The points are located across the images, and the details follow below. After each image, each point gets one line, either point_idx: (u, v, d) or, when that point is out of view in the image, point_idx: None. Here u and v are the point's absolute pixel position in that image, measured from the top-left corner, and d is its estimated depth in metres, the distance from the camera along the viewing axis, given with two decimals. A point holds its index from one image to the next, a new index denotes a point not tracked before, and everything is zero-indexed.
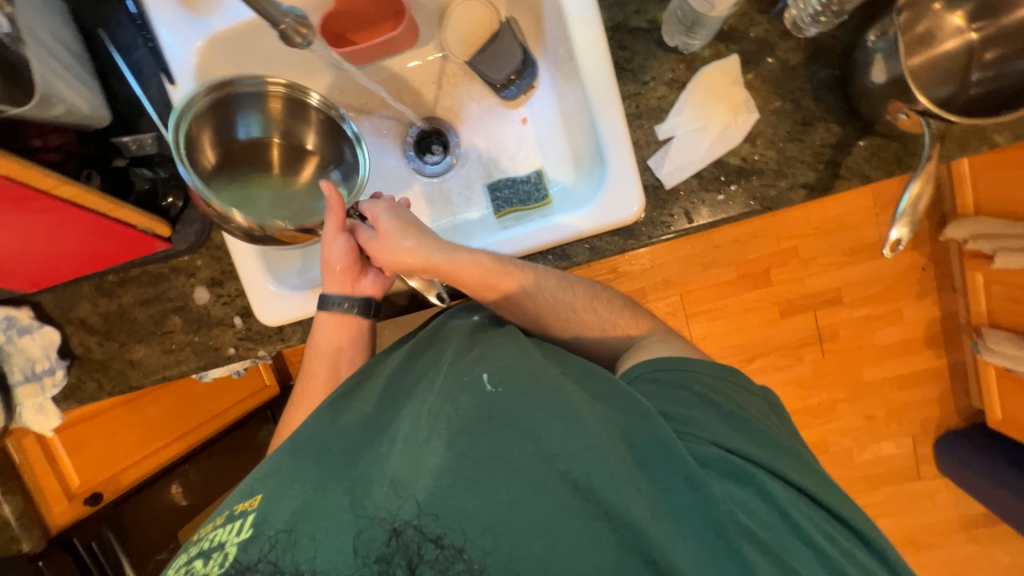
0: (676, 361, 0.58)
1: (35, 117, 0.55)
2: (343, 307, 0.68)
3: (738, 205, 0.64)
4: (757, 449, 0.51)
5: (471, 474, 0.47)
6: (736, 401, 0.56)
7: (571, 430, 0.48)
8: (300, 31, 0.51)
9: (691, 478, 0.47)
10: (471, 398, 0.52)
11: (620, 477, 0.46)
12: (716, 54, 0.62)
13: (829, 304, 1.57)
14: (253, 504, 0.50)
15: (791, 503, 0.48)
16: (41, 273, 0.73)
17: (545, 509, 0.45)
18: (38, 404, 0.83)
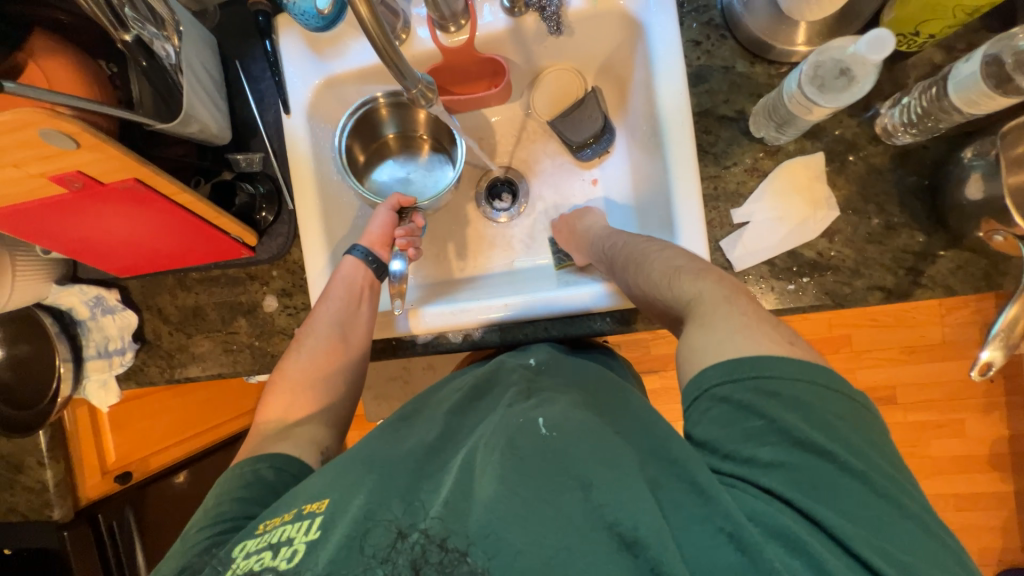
0: (759, 367, 0.49)
1: (175, 132, 0.63)
2: (363, 255, 0.75)
3: (809, 297, 0.63)
4: (830, 507, 0.43)
5: (519, 510, 0.46)
6: (827, 438, 0.46)
7: (609, 472, 0.47)
8: (427, 96, 0.57)
9: (734, 533, 0.43)
10: (520, 437, 0.51)
11: (657, 526, 0.43)
12: (801, 149, 0.63)
13: (881, 402, 1.47)
14: (320, 507, 0.51)
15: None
16: (138, 262, 0.80)
17: (575, 550, 0.44)
18: (103, 378, 0.87)
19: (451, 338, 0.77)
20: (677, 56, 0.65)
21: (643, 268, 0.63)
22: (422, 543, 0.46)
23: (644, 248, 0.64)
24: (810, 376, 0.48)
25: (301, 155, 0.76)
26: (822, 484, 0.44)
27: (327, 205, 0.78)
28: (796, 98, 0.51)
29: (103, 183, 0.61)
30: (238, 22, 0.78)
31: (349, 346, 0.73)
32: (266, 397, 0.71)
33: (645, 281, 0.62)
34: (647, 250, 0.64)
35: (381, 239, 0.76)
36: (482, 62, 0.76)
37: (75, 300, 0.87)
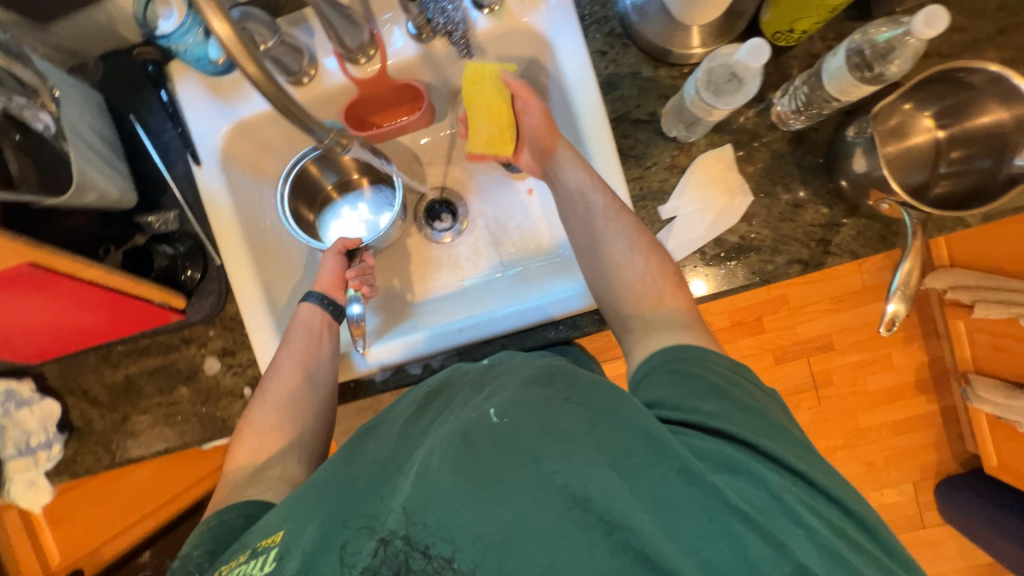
0: (686, 349, 0.55)
1: (70, 205, 0.58)
2: (320, 301, 0.73)
3: (739, 278, 0.67)
4: (757, 435, 0.47)
5: (476, 496, 0.43)
6: (739, 389, 0.52)
7: (563, 441, 0.45)
8: (340, 144, 0.55)
9: (685, 469, 0.43)
10: (472, 431, 0.46)
11: (614, 480, 0.42)
12: (711, 143, 0.68)
13: (821, 351, 1.61)
14: (275, 539, 0.49)
15: (793, 492, 0.43)
16: (50, 345, 0.72)
17: (543, 520, 0.41)
18: (30, 479, 0.79)
19: (410, 371, 0.76)
20: (587, 66, 0.67)
21: (598, 266, 0.65)
22: (402, 549, 0.42)
23: (607, 227, 0.64)
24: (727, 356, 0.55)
25: (221, 207, 0.72)
26: (745, 418, 0.48)
27: (258, 255, 0.75)
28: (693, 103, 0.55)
29: None
30: (126, 73, 0.72)
31: (316, 382, 0.69)
32: (235, 443, 0.67)
33: (605, 267, 0.64)
34: (605, 226, 0.64)
35: (334, 282, 0.75)
36: (399, 88, 0.74)
37: None
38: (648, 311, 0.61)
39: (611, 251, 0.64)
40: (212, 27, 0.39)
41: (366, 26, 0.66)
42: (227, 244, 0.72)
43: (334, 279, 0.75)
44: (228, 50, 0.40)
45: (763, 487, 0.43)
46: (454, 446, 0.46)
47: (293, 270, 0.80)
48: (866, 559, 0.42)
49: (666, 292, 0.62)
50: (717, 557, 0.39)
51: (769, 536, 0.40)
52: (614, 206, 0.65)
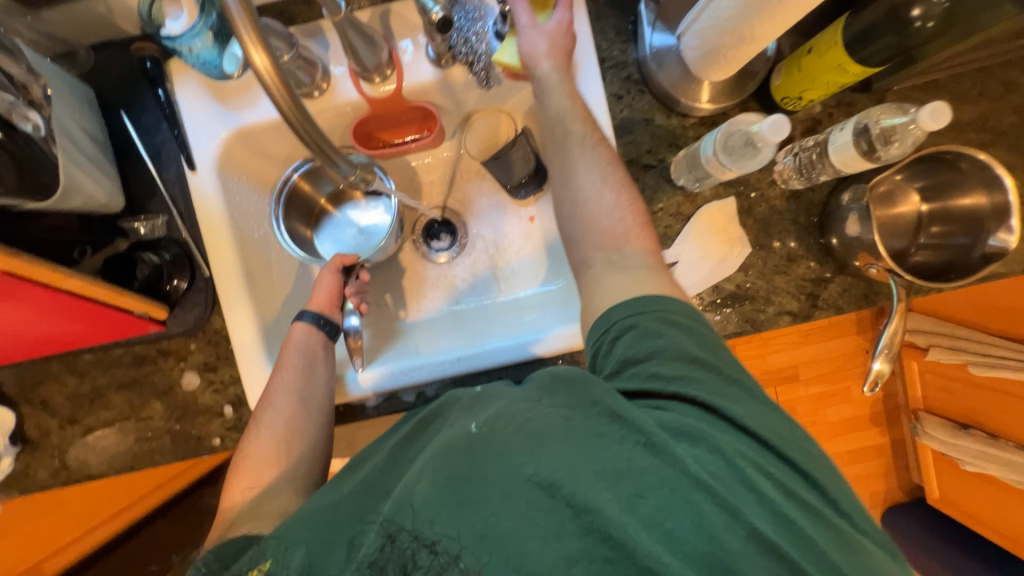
0: (653, 303, 0.53)
1: (53, 210, 0.54)
2: (315, 319, 0.70)
3: (733, 325, 0.71)
4: (717, 398, 0.49)
5: (453, 499, 0.45)
6: (702, 349, 0.52)
7: (535, 437, 0.47)
8: (366, 179, 0.54)
9: (649, 442, 0.45)
10: (451, 446, 0.48)
11: (577, 464, 0.44)
12: (716, 194, 0.70)
13: (788, 382, 1.69)
14: (263, 567, 0.49)
15: (749, 458, 0.46)
16: (10, 351, 0.67)
17: (516, 515, 0.43)
18: None
19: (403, 397, 0.74)
20: (604, 108, 0.68)
21: (569, 198, 0.62)
22: (410, 544, 0.45)
23: (582, 153, 0.62)
24: (691, 311, 0.54)
25: (214, 217, 0.68)
26: (708, 381, 0.49)
27: (251, 269, 0.72)
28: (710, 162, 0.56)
29: None
30: (120, 67, 0.68)
31: (312, 408, 0.67)
32: (230, 479, 0.63)
33: (572, 194, 0.62)
34: (580, 154, 0.62)
35: (329, 300, 0.72)
36: (412, 110, 0.73)
37: None
38: (612, 250, 0.59)
39: (583, 179, 0.61)
40: (251, 58, 0.38)
41: (384, 45, 0.65)
42: (219, 254, 0.68)
43: (328, 298, 0.72)
44: (264, 82, 0.38)
45: (721, 458, 0.45)
46: (438, 459, 0.48)
47: (284, 284, 0.77)
48: (808, 512, 0.46)
49: (632, 232, 0.60)
50: (677, 526, 0.42)
51: (725, 505, 0.43)
52: (592, 137, 0.63)
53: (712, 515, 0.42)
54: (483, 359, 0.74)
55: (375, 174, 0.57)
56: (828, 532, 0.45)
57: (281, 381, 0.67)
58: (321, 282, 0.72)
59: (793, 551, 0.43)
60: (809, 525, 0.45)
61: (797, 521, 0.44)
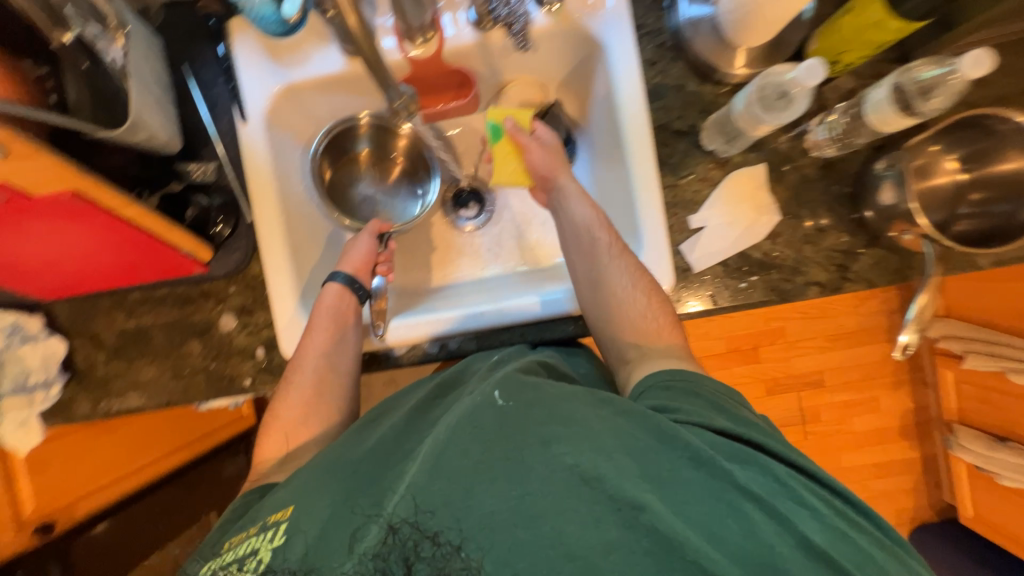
0: (675, 374, 0.61)
1: (121, 140, 0.59)
2: (347, 281, 0.74)
3: (758, 293, 0.70)
4: (755, 435, 0.53)
5: (487, 475, 0.46)
6: (733, 406, 0.57)
7: (575, 428, 0.48)
8: (410, 107, 0.70)
9: (694, 454, 0.47)
10: (479, 415, 0.50)
11: (626, 460, 0.46)
12: (746, 160, 0.71)
13: (812, 387, 1.64)
14: (285, 514, 0.52)
15: (792, 478, 0.48)
16: (67, 281, 0.72)
17: (552, 498, 0.44)
18: (23, 418, 0.77)
19: (426, 347, 0.76)
20: (636, 78, 0.70)
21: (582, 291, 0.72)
22: (410, 537, 0.44)
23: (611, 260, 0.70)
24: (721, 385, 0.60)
25: (260, 164, 0.73)
26: (742, 422, 0.54)
27: (291, 219, 0.75)
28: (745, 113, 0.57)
29: (34, 195, 0.54)
30: (186, 26, 0.73)
31: (340, 372, 0.72)
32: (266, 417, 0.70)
33: (604, 297, 0.70)
34: (608, 261, 0.70)
35: (363, 263, 0.75)
36: (450, 73, 0.76)
37: None
38: (641, 342, 0.68)
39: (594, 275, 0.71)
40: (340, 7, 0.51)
41: (430, 8, 0.68)
42: (262, 204, 0.72)
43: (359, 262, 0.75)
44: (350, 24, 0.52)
45: (767, 474, 0.48)
46: (463, 431, 0.49)
47: (317, 241, 0.80)
48: (858, 530, 0.47)
49: (650, 312, 0.68)
50: (725, 530, 0.44)
51: (776, 515, 0.45)
52: (618, 244, 0.71)
53: (761, 523, 0.44)
54: (496, 316, 0.74)
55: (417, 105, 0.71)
56: (881, 550, 0.47)
57: (310, 350, 0.70)
58: (358, 246, 0.76)
59: (849, 565, 0.43)
60: (865, 544, 0.46)
61: (841, 532, 0.46)
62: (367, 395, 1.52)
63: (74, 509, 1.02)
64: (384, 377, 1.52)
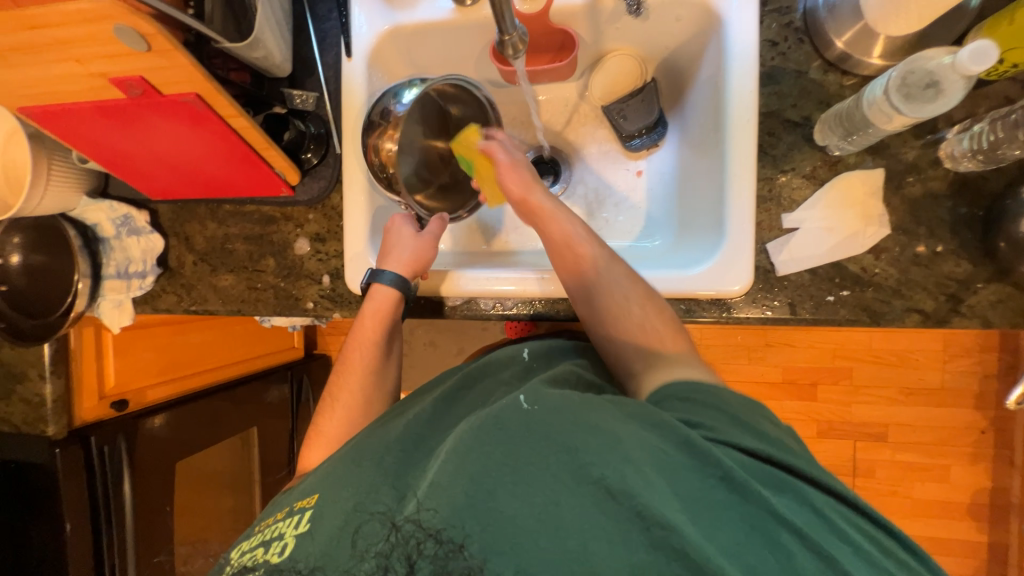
0: (707, 387, 0.53)
1: (240, 53, 0.63)
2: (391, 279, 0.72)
3: (847, 311, 0.64)
4: (791, 456, 0.47)
5: (505, 478, 0.42)
6: (767, 423, 0.50)
7: (600, 436, 0.44)
8: (517, 46, 0.58)
9: (726, 476, 0.42)
10: (505, 415, 0.46)
11: (654, 478, 0.41)
12: (861, 163, 0.64)
13: (872, 439, 1.49)
14: (310, 502, 0.53)
15: (831, 507, 0.44)
16: (171, 184, 0.78)
17: (577, 514, 0.40)
18: (118, 300, 0.86)
19: (480, 305, 0.76)
20: (753, 59, 0.65)
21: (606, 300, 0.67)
22: (412, 536, 0.42)
23: (599, 274, 0.66)
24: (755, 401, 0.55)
25: (356, 100, 0.75)
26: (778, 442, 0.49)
27: None
28: (879, 104, 0.55)
29: (162, 92, 0.60)
30: None
31: (383, 372, 0.76)
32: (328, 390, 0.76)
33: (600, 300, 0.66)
34: (596, 273, 0.66)
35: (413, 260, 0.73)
36: (552, 34, 0.75)
37: (101, 216, 0.85)
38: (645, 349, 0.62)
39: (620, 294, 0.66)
40: None
41: None
42: (351, 168, 0.76)
43: (410, 263, 0.73)
44: None
45: (799, 501, 0.43)
46: (485, 430, 0.45)
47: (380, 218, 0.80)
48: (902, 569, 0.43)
49: (662, 335, 0.62)
50: (762, 562, 0.39)
51: (819, 551, 0.40)
52: (605, 256, 0.67)
53: (802, 557, 0.39)
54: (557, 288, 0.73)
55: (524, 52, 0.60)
56: None
57: (359, 342, 0.75)
58: (422, 247, 0.74)
59: None
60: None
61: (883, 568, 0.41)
62: (408, 351, 1.57)
63: (145, 395, 1.14)
64: (426, 336, 1.56)
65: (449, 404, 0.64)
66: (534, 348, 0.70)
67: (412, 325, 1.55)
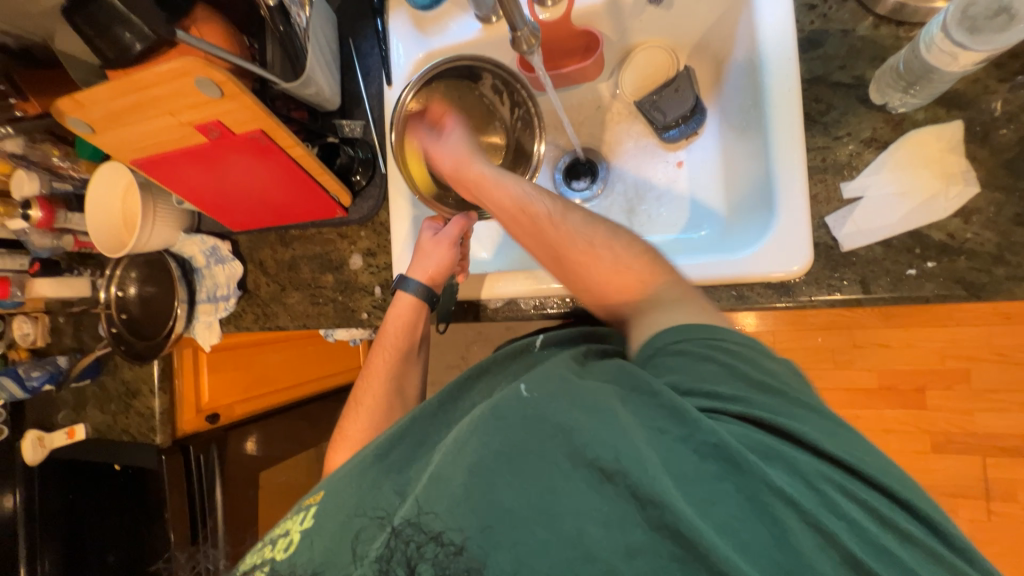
0: (697, 330, 0.51)
1: (295, 91, 0.71)
2: (416, 291, 0.76)
3: (935, 285, 0.56)
4: (782, 417, 0.43)
5: (504, 466, 0.43)
6: (762, 360, 0.48)
7: (595, 416, 0.44)
8: (529, 40, 0.61)
9: (720, 445, 0.41)
10: (503, 404, 0.47)
11: (646, 456, 0.41)
12: (933, 118, 0.58)
13: (1005, 454, 1.25)
14: (315, 499, 0.58)
15: (833, 478, 0.40)
16: (244, 218, 0.88)
17: (566, 494, 0.41)
18: (209, 321, 0.98)
19: (521, 305, 0.77)
20: (789, 26, 0.61)
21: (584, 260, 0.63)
22: (413, 539, 0.44)
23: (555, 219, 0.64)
24: (751, 340, 0.50)
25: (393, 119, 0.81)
26: (766, 402, 0.44)
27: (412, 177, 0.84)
28: (938, 45, 0.49)
29: (235, 132, 0.70)
30: (354, 5, 0.85)
31: (402, 375, 0.81)
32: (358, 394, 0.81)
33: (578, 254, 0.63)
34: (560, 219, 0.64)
35: (436, 271, 0.75)
36: (577, 36, 0.77)
37: (195, 249, 0.98)
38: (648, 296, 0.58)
39: (600, 256, 0.61)
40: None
41: None
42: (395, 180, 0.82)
43: (429, 272, 0.76)
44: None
45: (795, 471, 0.41)
46: (485, 420, 0.47)
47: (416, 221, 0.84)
48: (930, 558, 0.38)
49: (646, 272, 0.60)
50: (754, 539, 0.38)
51: (815, 525, 0.38)
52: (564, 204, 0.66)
53: (797, 532, 0.38)
54: None
55: (539, 48, 0.64)
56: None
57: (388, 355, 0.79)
58: (437, 254, 0.75)
59: None
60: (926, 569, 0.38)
61: (889, 547, 0.38)
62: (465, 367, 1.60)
63: (233, 409, 1.28)
64: (481, 352, 1.58)
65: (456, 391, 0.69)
66: (549, 335, 0.70)
67: (467, 341, 1.59)
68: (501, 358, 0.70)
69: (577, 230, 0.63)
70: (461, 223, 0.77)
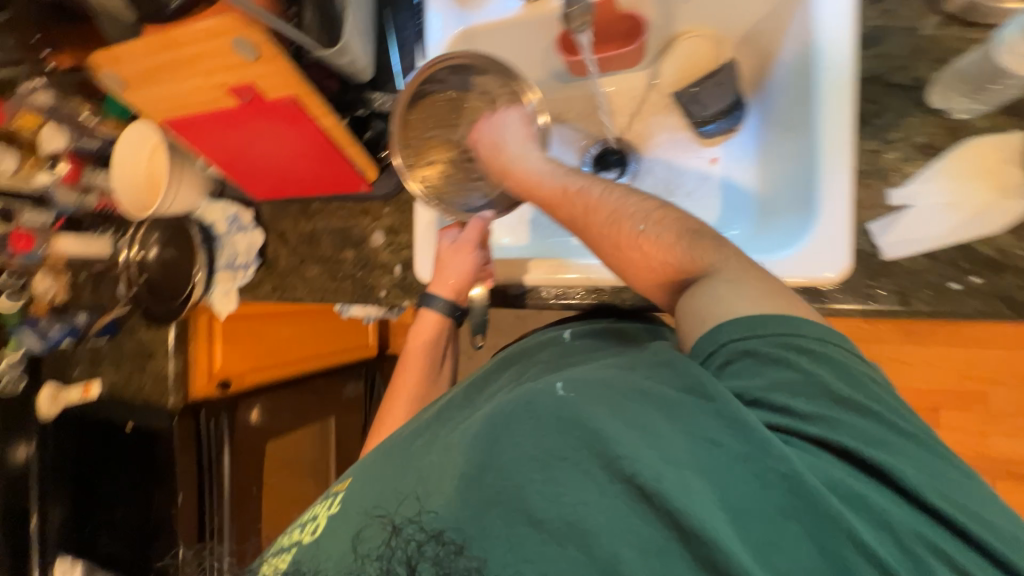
0: (772, 324, 0.46)
1: (330, 59, 0.71)
2: (441, 306, 0.77)
3: (981, 301, 0.54)
4: (840, 446, 0.41)
5: (540, 472, 0.43)
6: (847, 357, 0.45)
7: (638, 429, 0.43)
8: None
9: (787, 475, 0.39)
10: (537, 402, 0.47)
11: (692, 478, 0.39)
12: (994, 127, 0.55)
13: (1015, 479, 1.23)
14: (342, 487, 0.58)
15: (892, 518, 0.39)
16: (269, 188, 0.88)
17: (604, 513, 0.40)
18: (227, 288, 0.98)
19: (542, 294, 0.76)
20: (850, 22, 0.58)
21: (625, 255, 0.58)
22: (413, 538, 0.46)
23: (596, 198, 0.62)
24: (835, 337, 0.46)
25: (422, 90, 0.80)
26: (840, 423, 0.42)
27: None
28: (1016, 47, 0.47)
29: (266, 98, 0.69)
30: None
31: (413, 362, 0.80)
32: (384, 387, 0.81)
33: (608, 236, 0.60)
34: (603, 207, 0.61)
35: (457, 283, 0.75)
36: (622, 18, 0.74)
37: (217, 216, 0.97)
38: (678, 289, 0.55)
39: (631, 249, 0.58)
40: None
41: None
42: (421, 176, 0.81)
43: (450, 286, 0.75)
44: None
45: (845, 496, 0.40)
46: (518, 419, 0.46)
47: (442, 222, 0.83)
48: None
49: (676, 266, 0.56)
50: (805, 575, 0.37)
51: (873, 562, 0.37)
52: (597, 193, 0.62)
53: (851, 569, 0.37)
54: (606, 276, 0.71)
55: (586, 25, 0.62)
56: None
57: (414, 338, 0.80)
58: (457, 263, 0.74)
59: None
60: None
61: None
62: (474, 354, 1.61)
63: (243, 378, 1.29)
64: (490, 339, 1.58)
65: (487, 380, 0.70)
66: (576, 329, 0.74)
67: None
68: (529, 349, 0.74)
69: (613, 213, 0.60)
70: (473, 228, 0.74)
